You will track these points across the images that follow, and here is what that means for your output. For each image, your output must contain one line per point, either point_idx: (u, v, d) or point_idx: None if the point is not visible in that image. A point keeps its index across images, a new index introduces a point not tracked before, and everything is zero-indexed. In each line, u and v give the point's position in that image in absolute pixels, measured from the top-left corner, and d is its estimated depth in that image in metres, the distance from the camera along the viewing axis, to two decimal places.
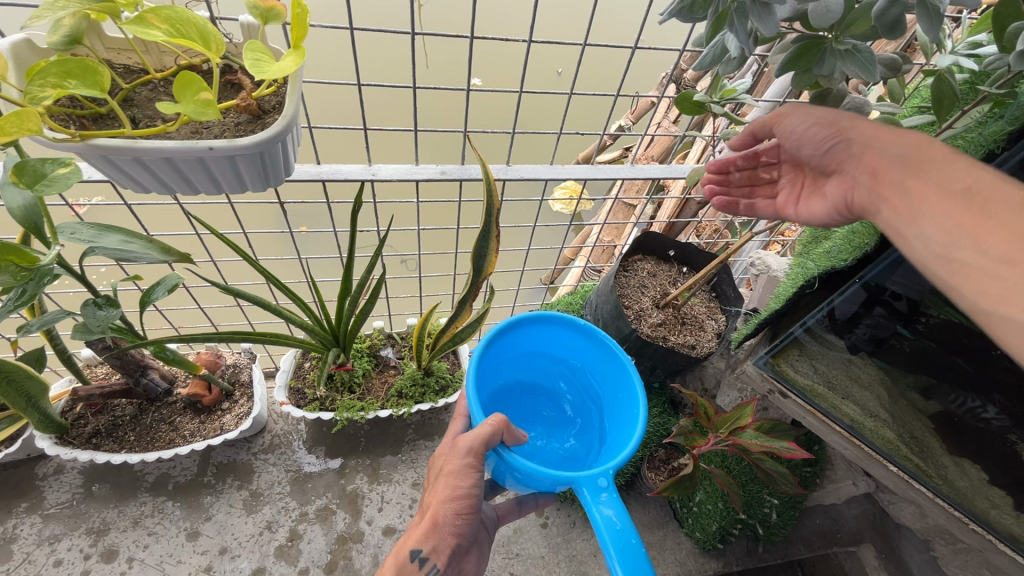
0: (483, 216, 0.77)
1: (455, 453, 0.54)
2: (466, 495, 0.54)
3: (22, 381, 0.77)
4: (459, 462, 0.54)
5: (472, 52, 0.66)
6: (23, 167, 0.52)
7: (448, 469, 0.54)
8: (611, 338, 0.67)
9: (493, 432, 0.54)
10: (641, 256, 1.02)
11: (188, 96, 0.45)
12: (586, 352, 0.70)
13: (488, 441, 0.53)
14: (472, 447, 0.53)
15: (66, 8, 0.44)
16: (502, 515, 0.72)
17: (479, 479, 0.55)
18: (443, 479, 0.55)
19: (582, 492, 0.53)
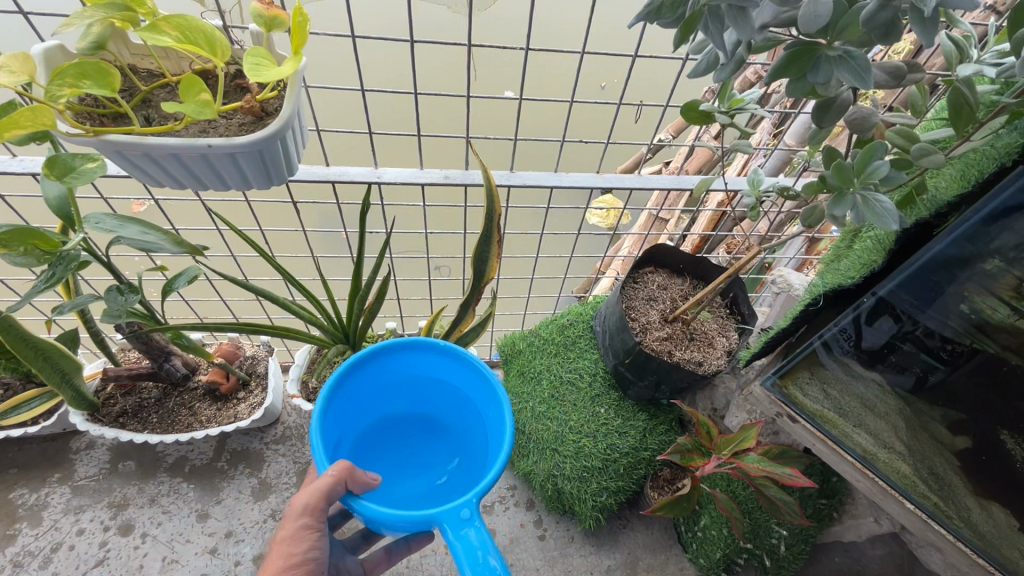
0: (484, 221, 0.77)
1: (289, 516, 0.58)
2: (302, 562, 0.57)
3: (56, 359, 0.84)
4: (293, 525, 0.58)
5: (472, 60, 0.67)
6: (54, 160, 0.57)
7: (281, 537, 0.58)
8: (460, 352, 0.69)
9: (336, 481, 0.54)
10: (653, 268, 1.00)
11: (190, 96, 0.48)
12: (444, 373, 0.71)
13: (330, 491, 0.53)
14: (307, 503, 0.55)
15: (94, 17, 0.49)
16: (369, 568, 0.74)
17: (316, 543, 0.58)
18: (278, 550, 0.57)
19: (446, 532, 0.52)
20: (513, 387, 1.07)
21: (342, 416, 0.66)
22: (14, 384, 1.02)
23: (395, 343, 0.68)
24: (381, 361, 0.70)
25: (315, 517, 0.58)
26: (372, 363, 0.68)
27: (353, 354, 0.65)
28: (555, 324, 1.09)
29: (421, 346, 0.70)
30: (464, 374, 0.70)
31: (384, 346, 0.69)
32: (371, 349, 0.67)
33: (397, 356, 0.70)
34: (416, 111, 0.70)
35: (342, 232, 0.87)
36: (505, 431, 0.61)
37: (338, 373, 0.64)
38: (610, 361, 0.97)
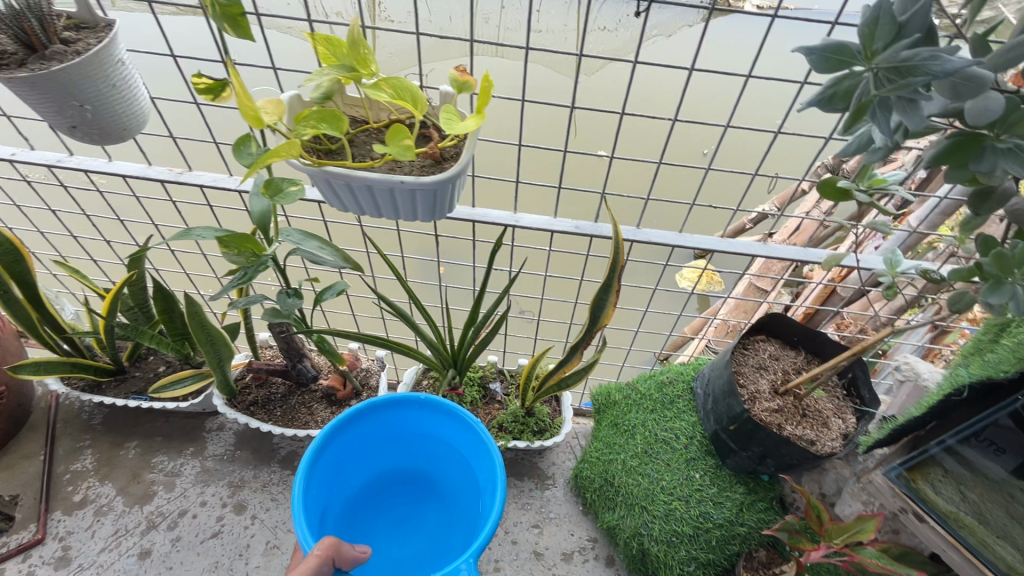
0: (606, 270, 0.82)
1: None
2: None
3: (219, 346, 0.99)
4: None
5: (619, 126, 0.74)
6: (270, 183, 0.72)
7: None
8: (426, 407, 0.89)
9: (324, 559, 0.63)
10: (764, 337, 0.98)
11: (393, 142, 0.59)
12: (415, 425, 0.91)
13: (319, 568, 0.62)
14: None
15: (329, 75, 0.63)
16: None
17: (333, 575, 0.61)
18: None
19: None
20: (604, 436, 1.05)
21: (328, 479, 0.84)
22: (175, 363, 1.20)
23: (366, 413, 0.85)
24: (362, 423, 0.86)
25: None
26: (355, 425, 0.86)
27: (333, 422, 0.83)
28: (653, 380, 1.09)
29: (401, 403, 0.87)
30: (452, 425, 0.89)
31: (362, 409, 0.86)
32: (353, 413, 0.84)
33: (384, 412, 0.88)
34: (561, 165, 0.78)
35: (470, 266, 0.96)
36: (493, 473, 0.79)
37: (316, 452, 0.80)
38: (711, 425, 0.96)
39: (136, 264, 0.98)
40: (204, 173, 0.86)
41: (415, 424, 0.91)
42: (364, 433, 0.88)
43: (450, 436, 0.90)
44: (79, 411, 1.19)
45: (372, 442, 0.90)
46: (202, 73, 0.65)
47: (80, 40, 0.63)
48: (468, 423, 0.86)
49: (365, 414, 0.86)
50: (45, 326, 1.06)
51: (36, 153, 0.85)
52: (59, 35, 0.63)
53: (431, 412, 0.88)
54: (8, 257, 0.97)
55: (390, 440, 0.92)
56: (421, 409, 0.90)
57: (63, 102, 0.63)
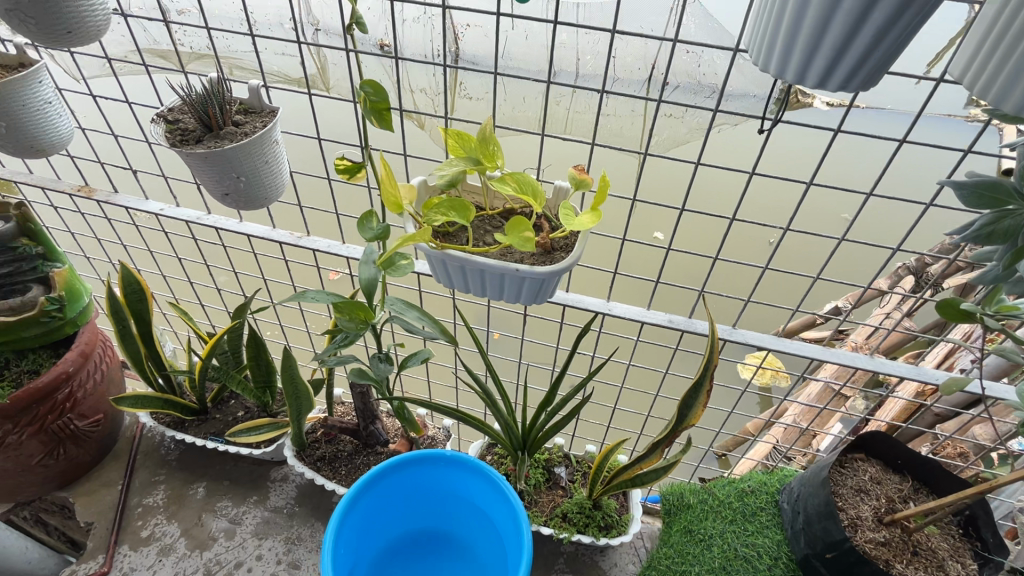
0: (699, 369, 0.80)
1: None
2: None
3: (301, 401, 1.01)
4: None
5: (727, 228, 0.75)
6: (387, 256, 0.77)
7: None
8: (456, 463, 0.87)
9: None
10: (864, 455, 0.91)
11: (515, 233, 0.61)
12: (446, 481, 0.89)
13: None
14: None
15: (457, 166, 0.68)
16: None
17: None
18: None
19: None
20: (676, 543, 0.98)
21: (358, 535, 0.84)
22: (253, 409, 1.24)
23: (396, 466, 0.84)
24: (392, 477, 0.86)
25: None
26: (385, 479, 0.86)
27: (362, 479, 0.83)
28: (733, 487, 1.02)
29: (429, 461, 0.86)
30: (480, 485, 0.87)
31: (392, 465, 0.85)
32: (385, 466, 0.84)
33: (414, 468, 0.87)
34: (663, 260, 0.78)
35: (554, 346, 0.96)
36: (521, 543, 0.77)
37: (345, 506, 0.80)
38: (801, 548, 0.87)
39: (241, 314, 1.05)
40: (319, 239, 0.94)
41: (443, 483, 0.89)
42: (392, 489, 0.87)
43: (478, 497, 0.88)
44: (158, 445, 1.24)
45: (402, 498, 0.89)
46: (344, 156, 0.73)
47: (248, 123, 0.73)
48: (498, 486, 0.84)
49: (395, 471, 0.86)
50: (149, 361, 1.14)
51: (180, 210, 0.96)
52: (231, 117, 0.72)
53: (464, 471, 0.87)
54: (134, 296, 1.07)
55: (421, 496, 0.91)
56: (451, 466, 0.88)
57: (224, 175, 0.71)
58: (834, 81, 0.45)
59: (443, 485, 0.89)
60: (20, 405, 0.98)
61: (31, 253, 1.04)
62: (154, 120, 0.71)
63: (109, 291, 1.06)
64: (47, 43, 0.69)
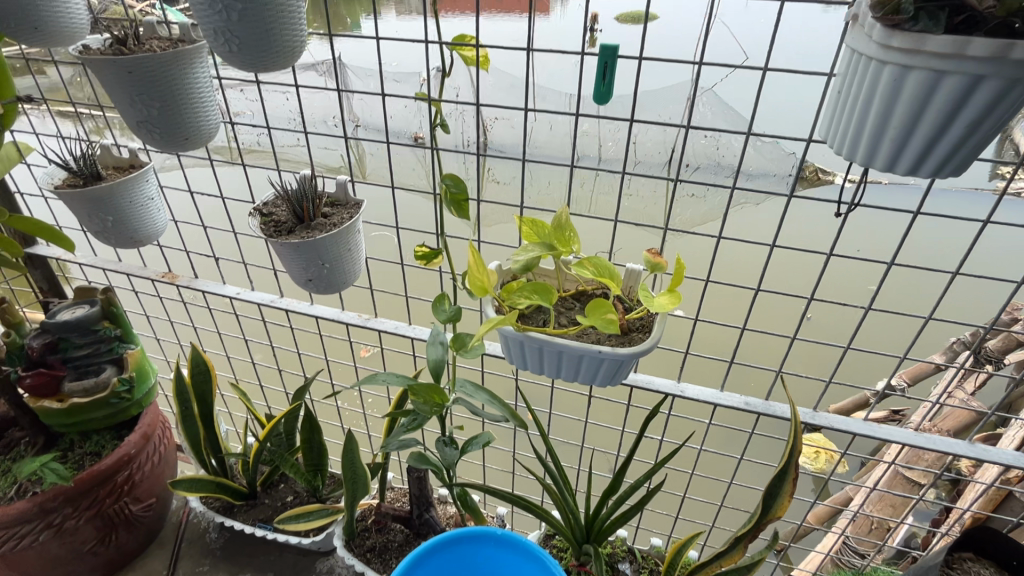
0: (783, 455, 0.76)
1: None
2: None
3: (357, 486, 0.98)
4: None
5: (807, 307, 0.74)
6: (458, 338, 0.78)
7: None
8: (504, 541, 0.82)
9: None
10: (973, 556, 0.82)
11: (596, 314, 0.62)
12: (494, 563, 0.83)
13: None
14: None
15: (534, 251, 0.71)
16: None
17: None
18: None
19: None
20: None
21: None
22: (302, 493, 1.21)
23: (443, 541, 0.80)
24: (437, 555, 0.81)
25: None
26: (431, 557, 0.81)
27: (415, 551, 0.79)
28: None
29: (481, 539, 0.82)
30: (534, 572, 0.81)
31: (447, 537, 0.82)
32: (432, 544, 0.80)
33: (460, 546, 0.82)
34: (741, 340, 0.77)
35: (619, 429, 0.94)
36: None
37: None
38: None
39: (301, 395, 1.06)
40: (386, 320, 0.96)
41: (492, 566, 0.84)
42: (441, 565, 0.82)
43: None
44: (204, 531, 1.21)
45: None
46: (423, 243, 0.77)
47: (335, 214, 0.78)
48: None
49: (449, 545, 0.82)
50: (205, 442, 1.14)
51: (255, 294, 1.00)
52: (321, 210, 0.78)
53: (516, 554, 0.82)
54: (199, 377, 1.09)
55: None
56: (499, 546, 0.83)
57: (311, 262, 0.75)
58: (927, 168, 0.46)
59: (491, 565, 0.83)
60: (82, 488, 0.98)
61: (110, 335, 1.09)
62: (252, 214, 0.77)
63: (177, 372, 1.09)
64: (159, 147, 0.76)
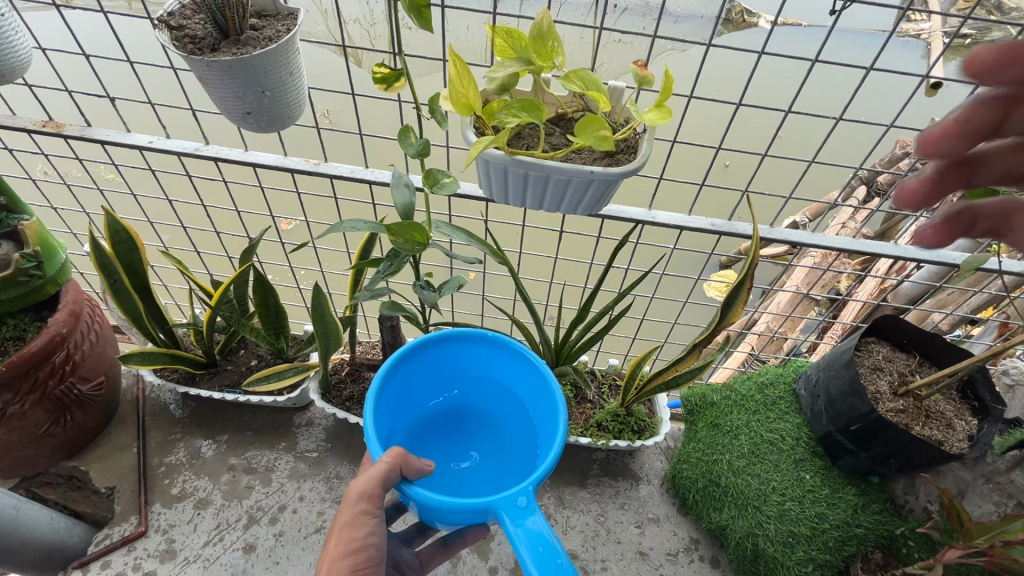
0: (742, 268, 0.83)
1: (348, 501, 0.65)
2: (360, 547, 0.64)
3: (330, 340, 0.98)
4: (351, 511, 0.65)
5: (782, 123, 0.76)
6: (429, 174, 0.72)
7: (341, 522, 0.65)
8: (500, 339, 0.76)
9: (391, 466, 0.61)
10: (874, 339, 0.99)
11: (588, 132, 0.59)
12: (486, 361, 0.79)
13: (382, 476, 0.61)
14: (368, 487, 0.62)
15: (512, 66, 0.64)
16: (424, 562, 0.85)
17: (373, 528, 0.65)
18: (338, 533, 0.65)
19: (505, 521, 0.57)
20: (705, 437, 1.06)
21: (394, 402, 0.75)
22: (266, 356, 1.19)
23: (435, 338, 0.75)
24: (427, 354, 0.77)
25: (371, 503, 0.65)
26: (421, 354, 0.76)
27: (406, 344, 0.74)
28: (755, 381, 1.10)
29: (473, 338, 0.76)
30: (526, 372, 0.77)
31: (440, 333, 0.76)
32: (420, 340, 0.75)
33: (451, 345, 0.77)
34: (715, 162, 0.79)
35: (587, 263, 0.97)
36: (558, 425, 0.67)
37: (386, 367, 0.72)
38: (824, 425, 0.97)
39: (251, 256, 0.98)
40: (339, 165, 0.87)
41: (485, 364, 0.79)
42: (433, 357, 0.78)
43: (517, 382, 0.79)
44: (166, 404, 1.17)
45: (439, 374, 0.80)
46: (381, 62, 0.67)
47: (268, 27, 0.64)
48: (542, 370, 0.74)
49: (440, 341, 0.76)
50: (148, 315, 1.05)
51: (173, 142, 0.86)
52: (249, 22, 0.64)
53: (504, 355, 0.77)
54: (123, 246, 0.97)
55: (456, 378, 0.81)
56: (490, 346, 0.78)
57: (247, 88, 0.64)
58: None
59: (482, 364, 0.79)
60: (16, 372, 0.89)
61: None
62: (158, 27, 0.61)
63: (93, 242, 0.96)
64: None
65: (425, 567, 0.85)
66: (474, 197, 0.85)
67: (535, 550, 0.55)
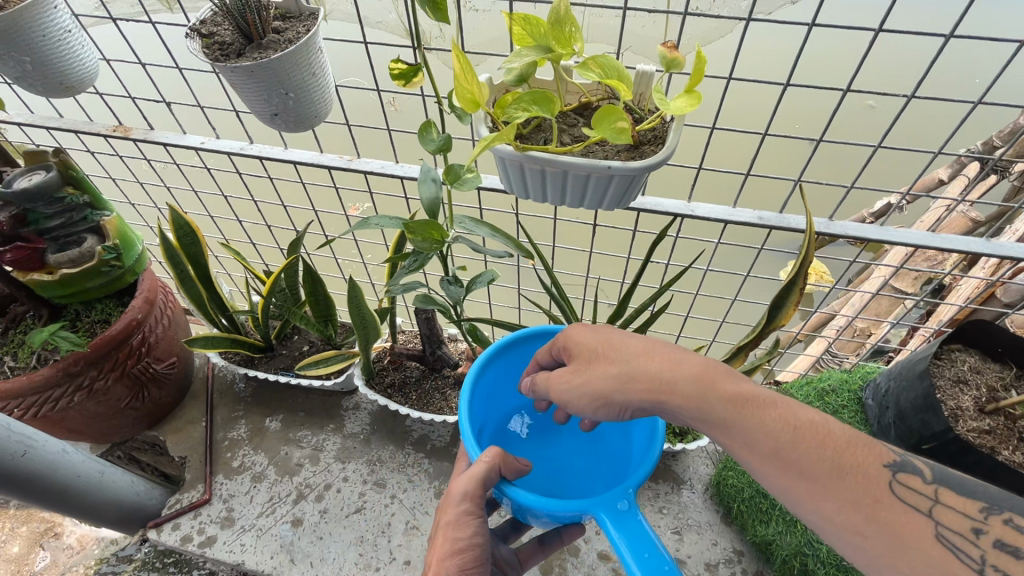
0: (793, 266, 0.75)
1: (451, 501, 0.66)
2: (465, 548, 0.66)
3: (367, 330, 1.00)
4: (454, 511, 0.66)
5: (843, 104, 0.66)
6: (450, 169, 0.71)
7: (446, 521, 0.66)
8: None
9: (490, 466, 0.65)
10: (960, 346, 0.87)
11: (605, 125, 0.55)
12: None
13: (482, 477, 0.64)
14: (469, 489, 0.65)
15: (529, 55, 0.60)
16: (522, 559, 0.85)
17: (479, 530, 0.67)
18: (443, 534, 0.66)
19: (608, 527, 0.61)
20: None
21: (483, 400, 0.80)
22: (317, 342, 1.26)
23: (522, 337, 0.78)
24: (517, 352, 0.81)
25: (473, 505, 0.66)
26: (511, 352, 0.80)
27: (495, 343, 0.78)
28: (813, 387, 1.00)
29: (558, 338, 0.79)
30: None
31: (527, 333, 0.80)
32: (510, 338, 0.79)
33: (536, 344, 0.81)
34: (761, 150, 0.71)
35: (625, 257, 0.92)
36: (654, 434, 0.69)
37: (481, 362, 0.76)
38: (890, 441, 0.87)
39: (297, 248, 1.03)
40: (371, 160, 0.88)
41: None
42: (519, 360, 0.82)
43: None
44: (231, 383, 1.28)
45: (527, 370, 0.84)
46: (398, 58, 0.66)
47: (289, 29, 0.65)
48: None
49: (524, 341, 0.80)
50: (211, 302, 1.14)
51: (222, 142, 0.91)
52: (271, 25, 0.65)
53: None
54: (187, 239, 1.05)
55: None
56: None
57: (271, 91, 0.65)
58: None
59: None
60: (99, 353, 1.00)
61: (79, 202, 1.01)
62: (189, 36, 0.64)
63: (162, 235, 1.05)
64: None
65: (522, 564, 0.86)
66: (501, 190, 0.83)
67: (639, 555, 0.58)
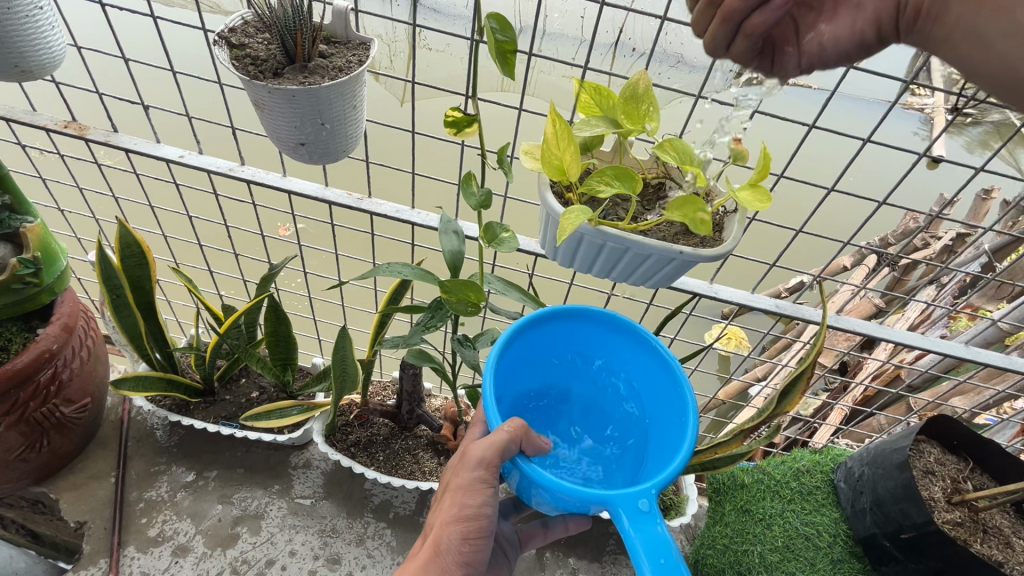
0: (803, 357, 0.78)
1: (466, 465, 0.57)
2: (472, 517, 0.58)
3: (344, 384, 0.89)
4: (469, 475, 0.57)
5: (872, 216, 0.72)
6: (490, 228, 0.66)
7: (457, 485, 0.58)
8: (655, 341, 0.65)
9: (511, 438, 0.56)
10: (926, 437, 0.94)
11: (683, 210, 0.53)
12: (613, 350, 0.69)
13: (501, 447, 0.56)
14: (485, 456, 0.56)
15: (600, 125, 0.59)
16: (524, 539, 0.79)
17: (489, 497, 0.59)
18: (452, 496, 0.58)
19: (622, 520, 0.52)
20: (733, 523, 0.98)
21: (520, 370, 0.68)
22: (268, 389, 1.10)
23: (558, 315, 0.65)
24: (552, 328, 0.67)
25: (490, 471, 0.57)
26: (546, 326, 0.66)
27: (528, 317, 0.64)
28: (790, 467, 1.03)
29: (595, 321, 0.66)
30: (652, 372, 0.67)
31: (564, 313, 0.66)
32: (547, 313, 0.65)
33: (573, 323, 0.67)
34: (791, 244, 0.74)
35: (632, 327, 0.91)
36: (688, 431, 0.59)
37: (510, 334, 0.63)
38: (867, 526, 0.91)
39: (268, 284, 0.90)
40: (382, 202, 0.81)
41: (634, 366, 0.69)
42: (568, 333, 0.68)
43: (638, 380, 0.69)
44: (152, 430, 1.07)
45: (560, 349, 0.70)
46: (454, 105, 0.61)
47: (339, 56, 0.59)
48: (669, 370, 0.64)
49: (555, 320, 0.66)
50: (148, 336, 0.97)
51: (204, 159, 0.79)
52: (319, 48, 0.58)
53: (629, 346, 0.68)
54: (133, 260, 0.89)
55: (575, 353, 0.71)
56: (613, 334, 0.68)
57: (307, 118, 0.58)
58: None
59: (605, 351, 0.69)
60: None
61: None
62: (218, 43, 0.56)
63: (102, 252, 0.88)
64: None
65: (524, 545, 0.79)
66: (525, 250, 0.78)
67: (655, 561, 0.50)
